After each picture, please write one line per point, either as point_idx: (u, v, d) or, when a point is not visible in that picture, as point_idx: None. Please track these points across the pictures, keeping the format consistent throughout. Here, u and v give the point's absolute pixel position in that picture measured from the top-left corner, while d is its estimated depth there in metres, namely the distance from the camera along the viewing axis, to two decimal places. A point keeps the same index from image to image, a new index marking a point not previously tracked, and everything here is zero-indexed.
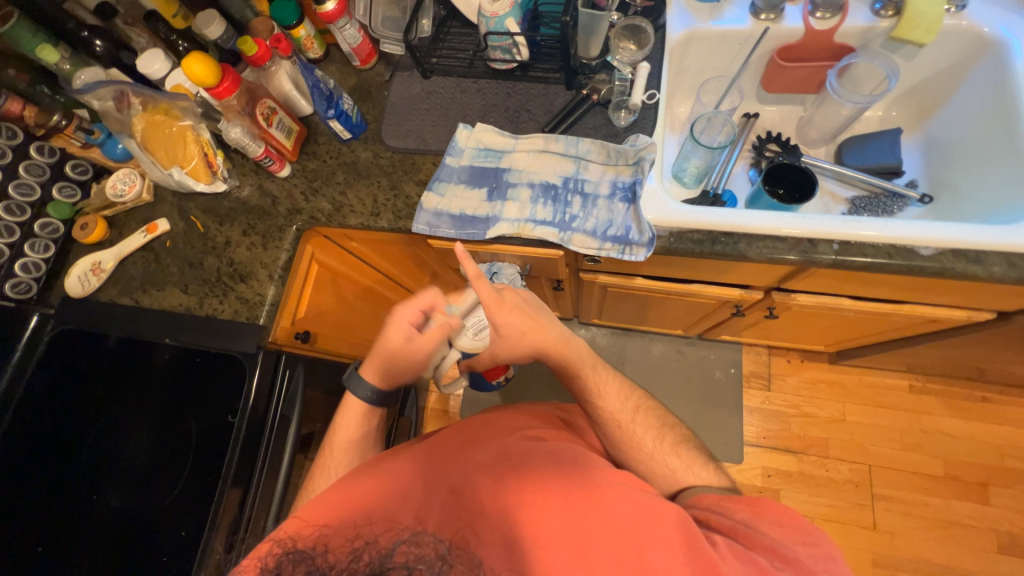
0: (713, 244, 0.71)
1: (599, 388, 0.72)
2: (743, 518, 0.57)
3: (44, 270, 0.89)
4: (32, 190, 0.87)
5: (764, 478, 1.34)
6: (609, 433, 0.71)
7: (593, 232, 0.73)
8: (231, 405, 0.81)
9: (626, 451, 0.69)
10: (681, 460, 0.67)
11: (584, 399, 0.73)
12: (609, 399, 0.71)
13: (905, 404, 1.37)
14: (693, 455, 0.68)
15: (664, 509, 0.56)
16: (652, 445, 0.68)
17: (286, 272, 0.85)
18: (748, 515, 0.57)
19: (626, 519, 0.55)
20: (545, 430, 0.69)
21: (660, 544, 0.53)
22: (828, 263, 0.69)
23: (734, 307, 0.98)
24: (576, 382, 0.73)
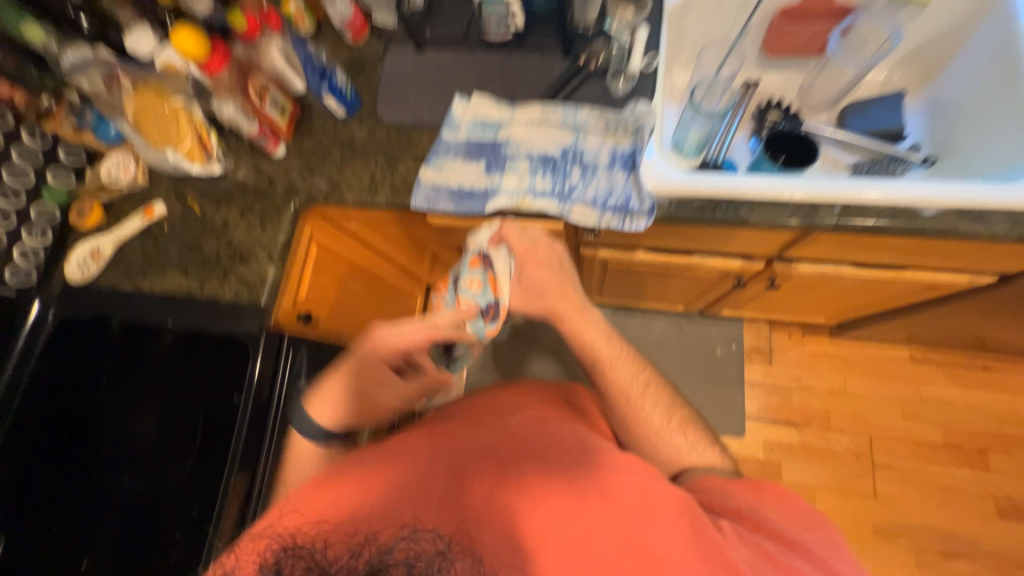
0: (714, 211, 0.71)
1: (607, 359, 0.73)
2: (746, 501, 0.60)
3: (43, 257, 0.89)
4: (26, 175, 0.86)
5: (766, 451, 1.35)
6: (613, 403, 0.71)
7: (593, 202, 0.74)
8: (236, 385, 0.82)
9: (630, 424, 0.70)
10: (687, 440, 0.69)
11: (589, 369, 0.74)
12: (614, 372, 0.72)
13: (905, 375, 1.37)
14: (699, 435, 0.70)
15: (670, 496, 0.57)
16: (660, 423, 0.69)
17: (286, 253, 0.86)
18: (751, 498, 0.60)
19: (635, 504, 0.55)
20: (547, 410, 0.69)
21: (669, 529, 0.53)
22: (830, 227, 0.69)
23: (735, 279, 0.98)
24: (580, 351, 0.74)
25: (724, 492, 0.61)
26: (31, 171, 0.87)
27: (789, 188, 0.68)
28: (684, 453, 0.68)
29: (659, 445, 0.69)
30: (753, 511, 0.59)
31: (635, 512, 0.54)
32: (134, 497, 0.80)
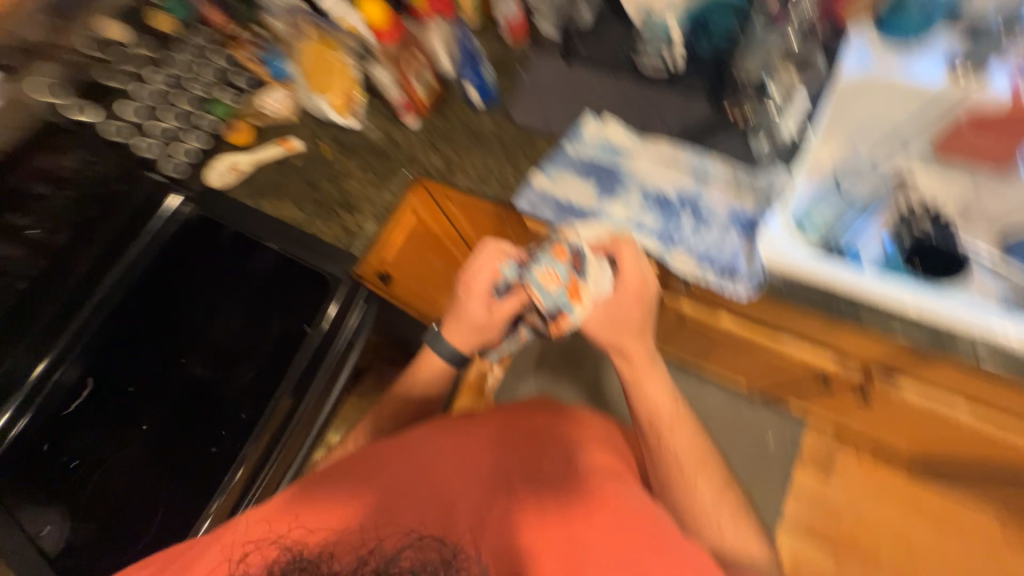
0: (827, 299, 0.66)
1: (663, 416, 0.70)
2: None
3: (196, 158, 0.96)
4: (204, 87, 0.96)
5: (793, 567, 1.23)
6: (658, 461, 0.68)
7: (699, 254, 0.71)
8: (310, 317, 0.89)
9: (682, 494, 0.67)
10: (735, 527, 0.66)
11: (643, 419, 0.71)
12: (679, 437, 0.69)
13: (985, 546, 1.18)
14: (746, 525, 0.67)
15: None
16: (708, 497, 0.68)
17: (388, 213, 0.88)
18: None
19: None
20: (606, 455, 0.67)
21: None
22: (961, 356, 0.63)
23: (820, 377, 0.90)
24: (640, 398, 0.71)
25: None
26: (209, 84, 0.96)
27: (920, 300, 0.63)
28: (725, 530, 0.66)
29: (692, 514, 0.67)
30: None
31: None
32: (199, 384, 0.91)
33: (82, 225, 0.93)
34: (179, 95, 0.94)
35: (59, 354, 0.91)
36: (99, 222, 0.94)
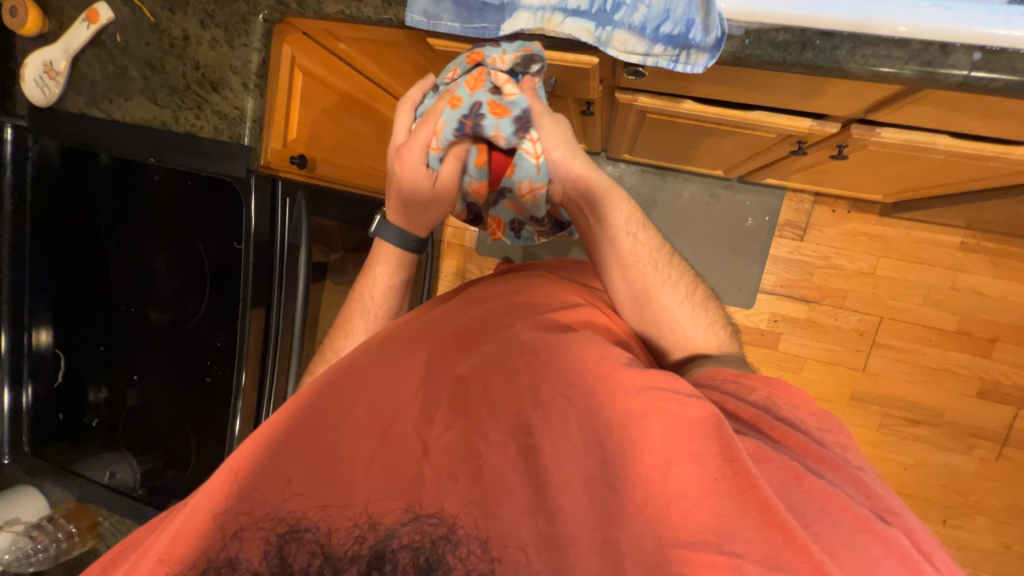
0: (801, 51, 0.52)
1: (624, 227, 0.65)
2: (763, 396, 0.53)
3: None
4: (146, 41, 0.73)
5: (859, 322, 1.34)
6: (629, 270, 0.65)
7: (641, 29, 0.54)
8: (235, 231, 0.78)
9: (660, 323, 0.65)
10: (705, 320, 0.65)
11: (601, 238, 0.66)
12: (676, 290, 0.65)
13: (946, 261, 1.29)
14: (714, 313, 0.66)
15: (696, 419, 0.44)
16: (681, 298, 0.65)
17: (263, 82, 0.72)
18: (769, 394, 0.53)
19: (656, 435, 0.44)
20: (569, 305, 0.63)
21: (688, 458, 0.43)
22: (951, 85, 0.50)
23: (796, 143, 0.82)
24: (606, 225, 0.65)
25: (733, 388, 0.54)
26: None
27: (918, 18, 0.48)
28: (696, 333, 0.64)
29: (666, 322, 0.64)
30: (768, 408, 0.51)
31: (651, 443, 0.44)
32: (165, 327, 0.85)
33: (74, 207, 0.86)
34: (138, 49, 0.74)
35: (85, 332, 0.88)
36: (124, 194, 0.83)
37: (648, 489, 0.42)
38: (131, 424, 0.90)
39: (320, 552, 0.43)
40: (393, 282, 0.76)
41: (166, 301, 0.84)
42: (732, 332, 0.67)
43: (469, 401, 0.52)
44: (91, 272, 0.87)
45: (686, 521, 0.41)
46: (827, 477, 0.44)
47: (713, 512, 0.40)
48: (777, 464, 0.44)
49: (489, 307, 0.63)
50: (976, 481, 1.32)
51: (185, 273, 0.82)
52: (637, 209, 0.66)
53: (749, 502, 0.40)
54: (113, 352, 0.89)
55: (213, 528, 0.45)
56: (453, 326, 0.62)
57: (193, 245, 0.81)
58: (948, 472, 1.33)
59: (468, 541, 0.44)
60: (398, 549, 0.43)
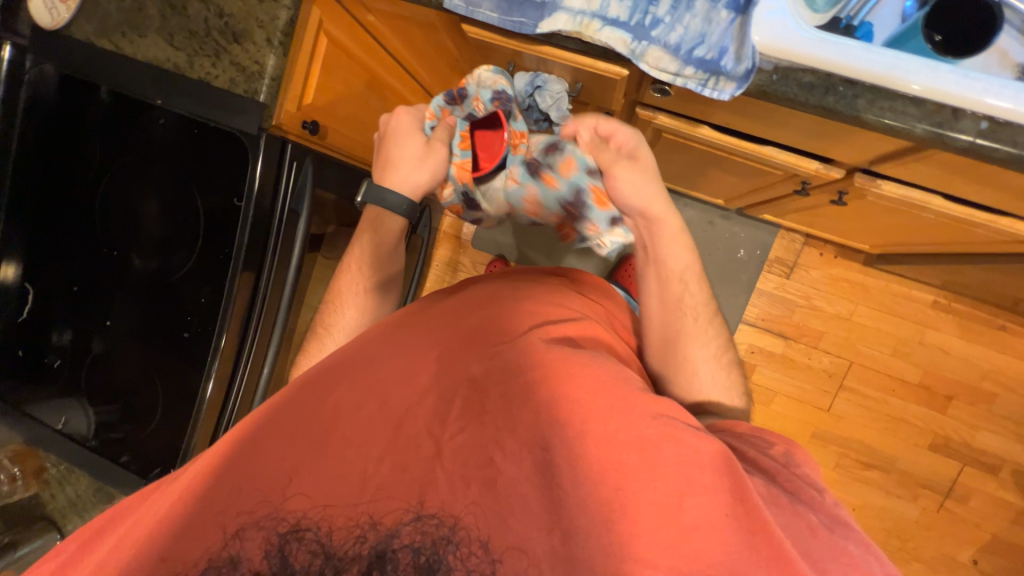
0: (824, 94, 0.53)
1: (677, 273, 0.68)
2: (780, 457, 0.53)
3: None
4: None
5: (830, 364, 1.39)
6: (668, 310, 0.68)
7: (675, 49, 0.55)
8: (236, 188, 0.76)
9: (681, 365, 0.67)
10: (726, 381, 0.67)
11: (646, 267, 0.70)
12: (704, 346, 0.67)
13: (918, 316, 1.35)
14: (735, 379, 0.68)
15: (708, 453, 0.46)
16: (706, 349, 0.67)
17: (287, 41, 0.70)
18: (784, 452, 0.54)
19: (672, 462, 0.45)
20: (574, 316, 0.63)
21: (703, 491, 0.44)
22: (957, 148, 0.52)
23: (800, 183, 0.85)
24: (655, 257, 0.68)
25: (753, 439, 0.56)
26: None
27: (936, 81, 0.50)
28: (708, 380, 0.66)
29: (685, 363, 0.66)
30: (784, 462, 0.53)
31: (669, 471, 0.45)
32: (146, 276, 0.82)
33: (63, 140, 0.82)
34: None
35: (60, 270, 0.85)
36: (121, 134, 0.79)
37: (662, 519, 0.43)
38: (95, 372, 0.86)
39: (320, 552, 0.44)
40: (379, 252, 0.74)
41: (151, 250, 0.81)
42: (747, 400, 0.68)
43: (485, 410, 0.51)
44: (74, 209, 0.84)
45: (700, 555, 0.42)
46: (838, 532, 0.45)
47: (723, 546, 0.42)
48: (789, 512, 0.45)
49: (498, 310, 0.63)
50: (918, 529, 1.39)
51: (177, 224, 0.79)
52: (691, 262, 0.69)
53: (759, 544, 0.41)
54: (86, 296, 0.85)
55: (213, 527, 0.46)
56: (459, 325, 0.62)
57: (189, 196, 0.78)
58: (892, 517, 1.39)
59: (470, 542, 0.45)
60: (400, 549, 0.44)
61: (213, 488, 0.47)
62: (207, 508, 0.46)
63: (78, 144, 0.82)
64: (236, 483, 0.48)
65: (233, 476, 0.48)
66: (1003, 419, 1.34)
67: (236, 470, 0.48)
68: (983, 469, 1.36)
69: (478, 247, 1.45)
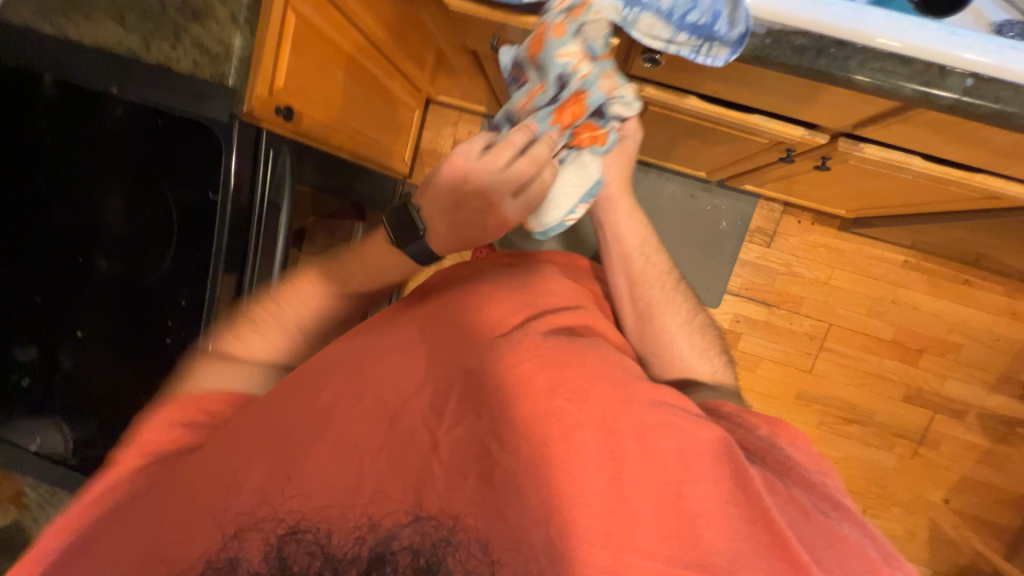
0: (816, 57, 0.53)
1: (635, 247, 0.69)
2: (768, 435, 0.53)
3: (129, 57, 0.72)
4: None
5: (811, 327, 1.44)
6: (637, 287, 0.68)
7: (667, 15, 0.54)
8: (209, 181, 0.71)
9: (658, 338, 0.67)
10: (702, 345, 0.68)
11: (612, 254, 0.70)
12: (676, 313, 0.68)
13: (890, 276, 1.41)
14: (712, 343, 0.69)
15: (708, 438, 0.46)
16: (676, 321, 0.68)
17: (254, 19, 0.66)
18: (773, 432, 0.53)
19: (669, 450, 0.45)
20: (561, 308, 0.61)
21: (702, 477, 0.44)
22: (943, 106, 0.53)
23: (784, 151, 0.86)
24: (618, 239, 0.69)
25: (736, 419, 0.56)
26: None
27: (920, 40, 0.51)
28: (688, 357, 0.66)
29: (669, 343, 0.67)
30: (770, 443, 0.52)
31: (668, 459, 0.45)
32: (117, 280, 0.77)
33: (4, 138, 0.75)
34: None
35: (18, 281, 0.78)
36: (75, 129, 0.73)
37: (664, 509, 0.43)
38: (71, 386, 0.80)
39: (320, 553, 0.43)
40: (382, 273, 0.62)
41: (119, 252, 0.76)
42: (728, 361, 0.69)
43: (478, 393, 0.50)
44: (26, 213, 0.76)
45: (700, 543, 0.42)
46: (835, 517, 0.46)
47: (723, 534, 0.42)
48: (786, 500, 0.46)
49: (483, 300, 0.61)
50: (894, 475, 1.48)
51: (148, 222, 0.74)
52: (648, 233, 0.70)
53: (761, 529, 0.42)
54: (52, 306, 0.79)
55: (209, 521, 0.45)
56: (455, 310, 0.60)
57: (156, 191, 0.73)
58: (871, 466, 1.48)
59: (468, 545, 0.44)
60: (399, 551, 0.43)
61: (200, 484, 0.47)
62: (193, 505, 0.45)
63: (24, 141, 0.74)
64: (237, 482, 0.46)
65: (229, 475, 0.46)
66: (968, 368, 1.43)
67: (229, 471, 0.47)
68: (951, 415, 1.45)
69: None
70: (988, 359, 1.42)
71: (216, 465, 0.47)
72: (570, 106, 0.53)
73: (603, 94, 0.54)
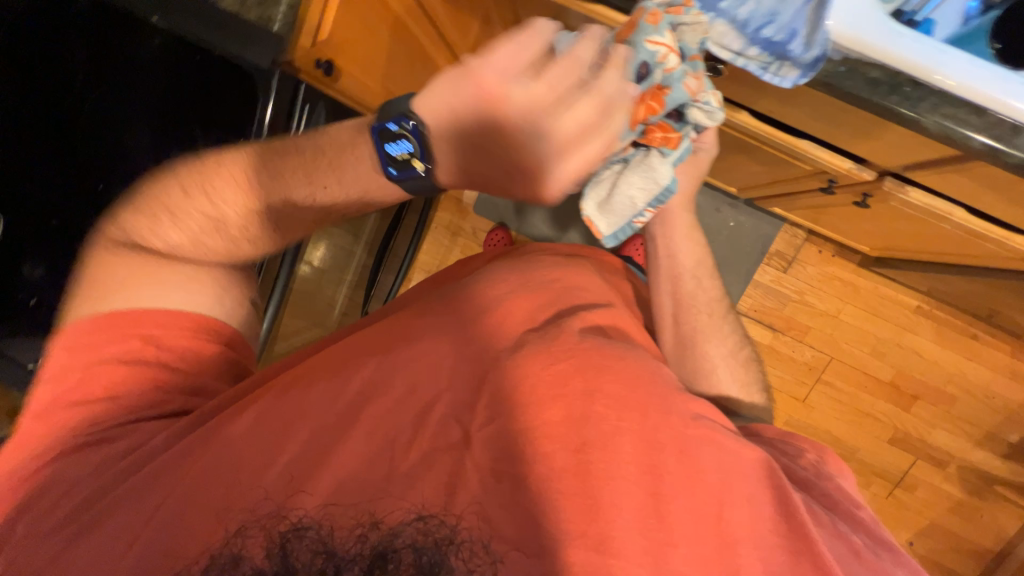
0: (889, 93, 0.51)
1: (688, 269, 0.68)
2: (812, 459, 0.55)
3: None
4: None
5: (812, 358, 1.45)
6: (683, 309, 0.68)
7: (742, 26, 0.51)
8: (239, 127, 0.70)
9: (698, 361, 0.67)
10: (742, 375, 0.68)
11: (664, 271, 0.69)
12: (720, 341, 0.68)
13: (899, 319, 1.40)
14: (751, 374, 0.69)
15: (750, 461, 0.48)
16: (724, 351, 0.68)
17: None
18: (816, 457, 0.55)
19: (712, 468, 0.46)
20: (586, 307, 0.59)
21: (744, 500, 0.45)
22: (1008, 165, 0.51)
23: (825, 181, 0.84)
24: (674, 260, 0.69)
25: (782, 447, 0.56)
26: None
27: (997, 93, 0.49)
28: (733, 388, 0.67)
29: (710, 369, 0.67)
30: (816, 476, 0.52)
31: (710, 479, 0.46)
32: None
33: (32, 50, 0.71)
34: None
35: None
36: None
37: (706, 529, 0.44)
38: None
39: (323, 551, 0.40)
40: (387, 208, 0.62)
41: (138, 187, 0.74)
42: (764, 393, 0.70)
43: (491, 386, 0.50)
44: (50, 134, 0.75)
45: (738, 564, 0.43)
46: (885, 559, 0.46)
47: (762, 561, 0.44)
48: (833, 534, 0.46)
49: (514, 293, 0.59)
50: None
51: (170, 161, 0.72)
52: (702, 254, 0.70)
53: (803, 561, 0.43)
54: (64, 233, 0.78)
55: (205, 519, 0.44)
56: (477, 297, 0.59)
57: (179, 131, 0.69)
58: None
59: (474, 542, 0.43)
60: (401, 550, 0.41)
61: (207, 479, 0.46)
62: (199, 501, 0.45)
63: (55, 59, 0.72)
64: (244, 476, 0.46)
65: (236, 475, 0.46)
66: (960, 420, 1.44)
67: (237, 472, 0.46)
68: (933, 463, 1.47)
69: (481, 214, 1.41)
70: (980, 414, 1.43)
71: (222, 460, 0.47)
72: (650, 95, 0.49)
73: (687, 93, 0.50)
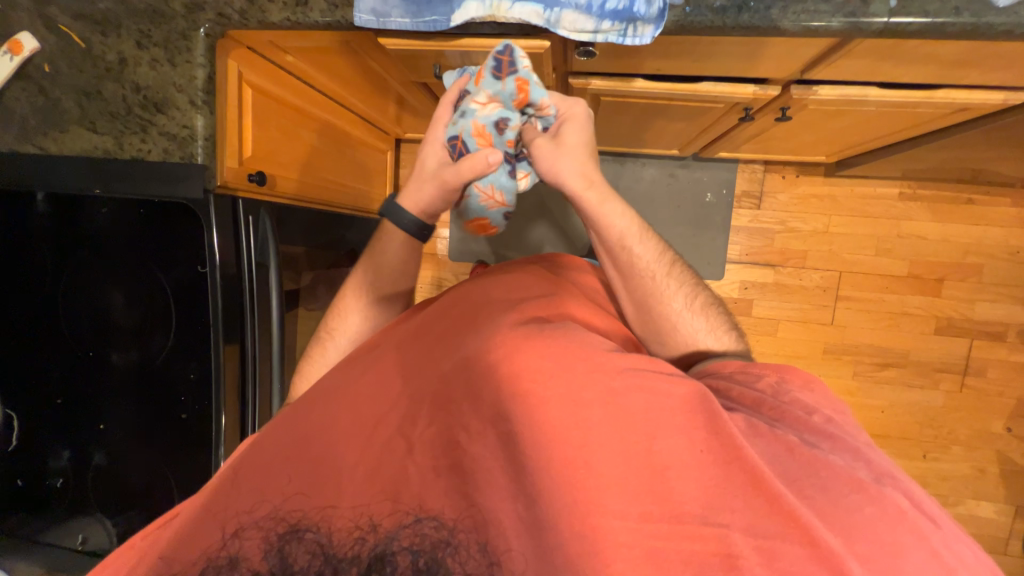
0: (739, 13, 0.54)
1: (621, 243, 0.64)
2: (771, 382, 0.54)
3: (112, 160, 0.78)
4: (78, 70, 0.68)
5: (822, 279, 1.41)
6: (629, 280, 0.65)
7: (587, 8, 0.56)
8: (197, 254, 0.74)
9: (655, 321, 0.67)
10: (706, 323, 0.67)
11: (601, 249, 0.66)
12: (676, 298, 0.66)
13: (890, 212, 1.38)
14: (717, 319, 0.68)
15: (681, 395, 0.46)
16: (682, 303, 0.66)
17: (211, 99, 0.69)
18: (775, 380, 0.54)
19: (640, 410, 0.44)
20: (544, 304, 0.59)
21: (674, 431, 0.44)
22: (875, 32, 0.54)
23: (743, 110, 0.87)
24: (609, 236, 0.64)
25: (741, 376, 0.56)
26: None
27: None
28: (701, 339, 0.66)
29: (671, 329, 0.66)
30: (776, 393, 0.52)
31: (638, 418, 0.44)
32: (130, 368, 0.79)
33: (10, 257, 0.78)
34: (69, 83, 0.68)
35: (44, 388, 0.82)
36: (72, 233, 0.77)
37: (636, 468, 0.42)
38: (103, 481, 0.82)
39: (320, 552, 0.42)
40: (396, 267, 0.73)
41: (126, 340, 0.79)
42: (737, 334, 0.68)
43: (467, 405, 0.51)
44: (38, 324, 0.80)
45: (673, 493, 0.41)
46: (824, 447, 0.46)
47: (700, 483, 0.41)
48: (770, 438, 0.46)
49: (472, 306, 0.61)
50: (946, 413, 1.41)
51: (148, 304, 0.77)
52: (636, 220, 0.65)
53: (735, 471, 0.41)
54: (75, 408, 0.82)
55: (212, 526, 0.44)
56: (438, 329, 0.60)
57: (149, 274, 0.76)
58: (918, 408, 1.42)
59: (468, 545, 0.43)
60: (399, 551, 0.42)
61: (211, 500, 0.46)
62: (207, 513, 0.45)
63: (28, 257, 0.79)
64: (245, 489, 0.46)
65: (241, 489, 0.46)
66: (995, 287, 1.37)
67: (240, 495, 0.46)
68: (990, 338, 1.39)
69: (456, 259, 1.46)
70: (1014, 274, 1.37)
71: (226, 480, 0.47)
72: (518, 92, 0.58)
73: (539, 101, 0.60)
